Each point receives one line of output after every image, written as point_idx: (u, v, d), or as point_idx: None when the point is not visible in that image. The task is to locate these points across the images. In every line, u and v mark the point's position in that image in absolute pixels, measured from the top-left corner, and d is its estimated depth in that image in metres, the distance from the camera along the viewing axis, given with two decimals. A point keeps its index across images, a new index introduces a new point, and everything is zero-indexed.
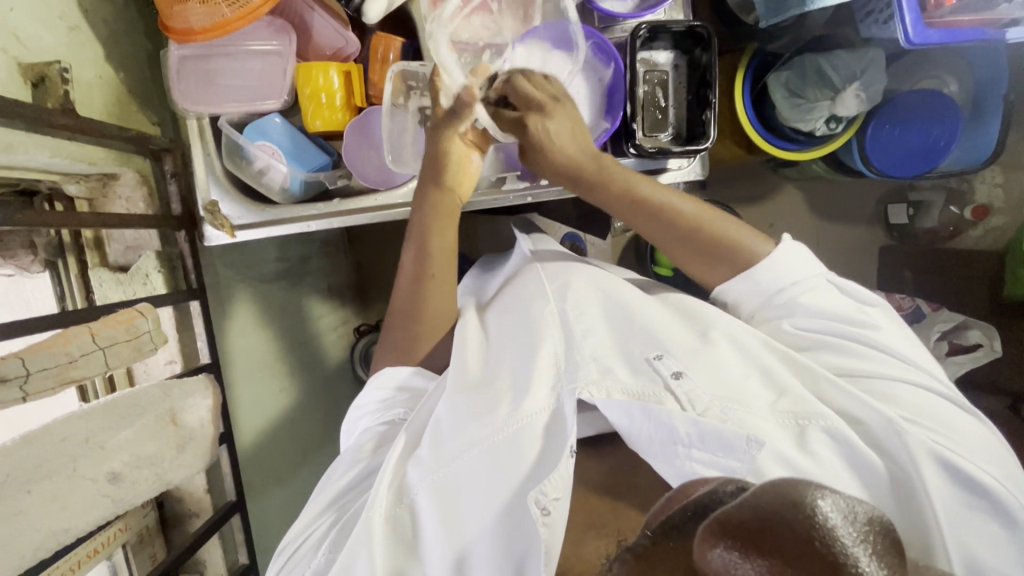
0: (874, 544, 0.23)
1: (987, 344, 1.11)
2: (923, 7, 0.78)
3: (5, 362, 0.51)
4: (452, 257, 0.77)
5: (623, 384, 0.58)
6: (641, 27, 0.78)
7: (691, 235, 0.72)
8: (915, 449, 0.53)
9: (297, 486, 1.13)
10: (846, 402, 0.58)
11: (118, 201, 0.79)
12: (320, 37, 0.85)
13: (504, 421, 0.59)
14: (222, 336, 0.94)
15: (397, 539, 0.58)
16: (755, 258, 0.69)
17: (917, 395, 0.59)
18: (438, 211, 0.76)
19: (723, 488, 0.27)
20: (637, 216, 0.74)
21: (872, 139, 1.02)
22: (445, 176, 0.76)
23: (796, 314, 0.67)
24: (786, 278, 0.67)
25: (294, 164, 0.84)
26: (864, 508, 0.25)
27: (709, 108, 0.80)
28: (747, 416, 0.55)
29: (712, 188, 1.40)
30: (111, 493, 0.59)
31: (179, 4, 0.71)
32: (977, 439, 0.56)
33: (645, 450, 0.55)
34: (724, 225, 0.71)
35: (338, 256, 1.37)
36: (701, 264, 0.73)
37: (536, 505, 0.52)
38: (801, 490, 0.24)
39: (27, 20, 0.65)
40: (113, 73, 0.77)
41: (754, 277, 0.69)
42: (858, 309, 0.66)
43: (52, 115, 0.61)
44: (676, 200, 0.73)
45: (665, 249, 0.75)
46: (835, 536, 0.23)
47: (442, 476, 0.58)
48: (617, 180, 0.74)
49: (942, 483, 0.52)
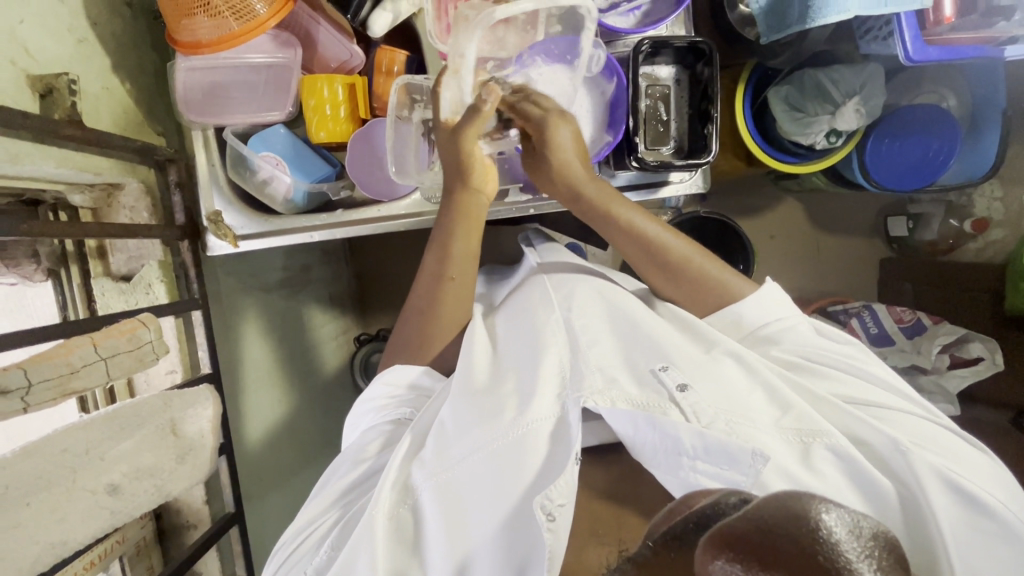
0: (878, 559, 0.23)
1: (989, 358, 1.09)
2: (923, 24, 0.79)
3: (7, 373, 0.51)
4: (476, 261, 0.77)
5: (627, 394, 0.58)
6: (644, 42, 0.78)
7: (679, 271, 0.73)
8: (921, 470, 0.52)
9: (295, 497, 1.12)
10: (851, 424, 0.58)
11: (122, 211, 0.79)
12: (326, 49, 0.86)
13: (508, 428, 0.59)
14: (223, 345, 0.94)
15: (399, 537, 0.58)
16: (733, 300, 0.71)
17: (914, 421, 0.59)
18: (464, 213, 0.76)
19: (726, 500, 0.27)
20: (631, 244, 0.74)
21: (872, 154, 1.03)
22: (470, 178, 0.75)
23: (783, 341, 0.68)
24: (768, 315, 0.69)
25: (298, 175, 0.85)
26: (868, 524, 0.24)
27: (710, 122, 0.80)
28: (752, 431, 0.55)
29: (713, 200, 1.41)
30: (110, 505, 0.58)
31: (188, 17, 0.72)
32: (978, 463, 0.56)
33: (648, 459, 0.56)
34: (708, 264, 0.73)
35: (340, 266, 1.37)
36: (681, 295, 0.74)
37: (541, 509, 0.51)
38: (805, 503, 0.24)
39: (36, 31, 0.66)
40: (120, 85, 0.78)
41: (738, 313, 0.70)
42: (842, 347, 0.67)
43: (57, 126, 0.62)
44: (668, 235, 0.74)
45: (648, 276, 0.76)
46: (840, 551, 0.22)
47: (445, 482, 0.58)
48: (615, 208, 0.74)
49: (949, 504, 0.51)
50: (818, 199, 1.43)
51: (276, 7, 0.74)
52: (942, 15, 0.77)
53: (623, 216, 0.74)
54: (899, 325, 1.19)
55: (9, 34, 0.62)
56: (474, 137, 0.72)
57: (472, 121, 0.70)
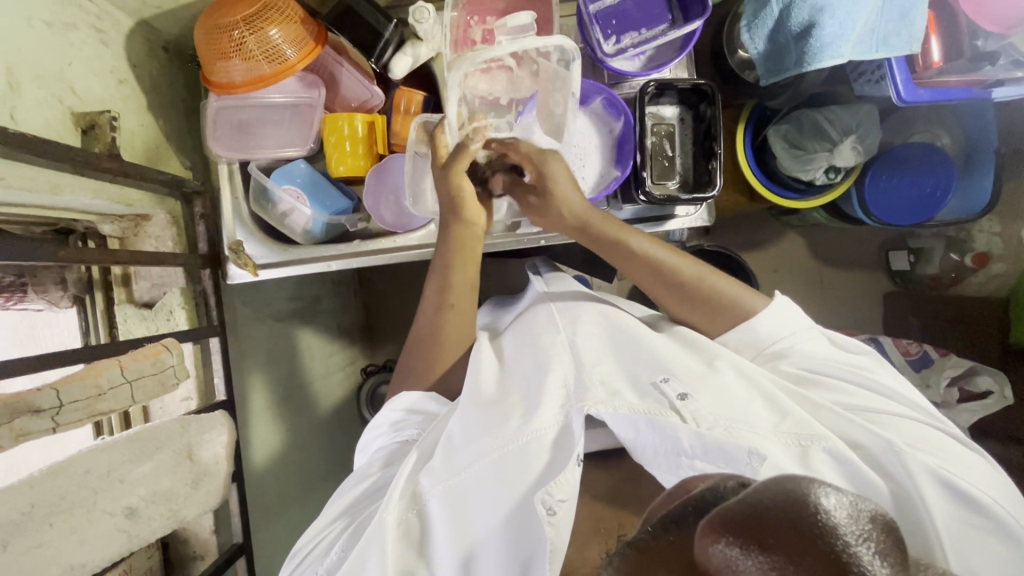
0: (879, 543, 0.24)
1: (998, 391, 1.09)
2: (912, 69, 0.83)
3: (40, 392, 0.52)
4: (474, 290, 0.78)
5: (629, 402, 0.59)
6: (650, 83, 0.83)
7: (692, 293, 0.75)
8: (917, 471, 0.53)
9: (299, 530, 1.11)
10: (846, 427, 0.58)
11: (148, 239, 0.83)
12: (347, 89, 0.90)
13: (513, 435, 0.60)
14: (237, 372, 0.96)
15: (406, 540, 0.58)
16: (752, 312, 0.72)
17: (914, 426, 0.59)
18: (458, 245, 0.78)
19: (725, 484, 0.29)
20: (639, 269, 0.77)
21: (870, 189, 1.06)
22: (464, 211, 0.78)
23: (793, 354, 0.69)
24: (780, 329, 0.70)
25: (317, 207, 0.88)
26: (867, 507, 0.25)
27: (715, 158, 0.84)
28: (749, 434, 0.55)
29: (717, 234, 1.44)
30: (128, 528, 0.58)
31: (222, 60, 0.77)
32: (976, 466, 0.56)
33: (648, 461, 0.57)
34: (720, 280, 0.75)
35: (349, 297, 1.40)
36: (697, 313, 0.75)
37: (542, 504, 0.52)
38: (804, 487, 0.25)
39: (82, 73, 0.71)
40: (154, 122, 0.82)
41: (753, 326, 0.71)
42: (851, 357, 0.68)
43: (98, 160, 0.66)
44: (678, 257, 0.77)
45: (660, 298, 0.78)
46: (839, 535, 0.23)
47: (454, 486, 0.59)
48: (623, 236, 0.77)
49: (943, 503, 0.52)
50: (818, 233, 1.45)
51: (305, 52, 0.80)
52: (931, 60, 0.81)
53: (627, 240, 0.77)
54: (906, 357, 1.18)
55: (58, 75, 0.67)
56: (463, 170, 0.76)
57: (459, 157, 0.75)
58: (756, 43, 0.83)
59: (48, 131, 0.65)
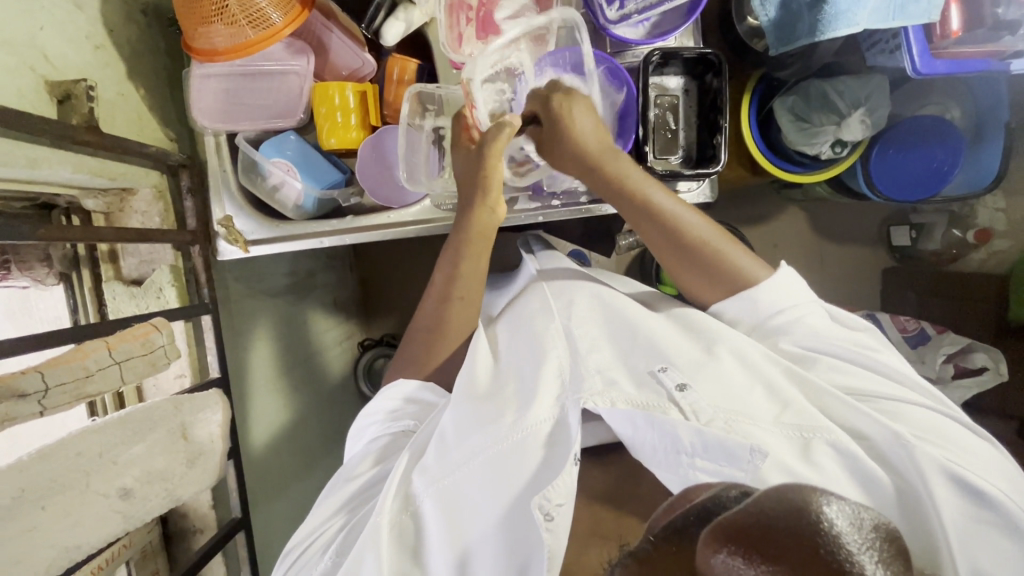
0: (881, 553, 0.25)
1: (993, 368, 1.08)
2: (929, 38, 0.79)
3: (24, 376, 0.51)
4: (482, 283, 0.77)
5: (626, 394, 0.58)
6: (654, 53, 0.80)
7: (697, 251, 0.73)
8: (924, 463, 0.52)
9: (298, 504, 1.12)
10: (847, 415, 0.58)
11: (134, 215, 0.79)
12: (337, 57, 0.86)
13: (507, 431, 0.59)
14: (235, 348, 0.95)
15: (402, 544, 0.58)
16: (751, 283, 0.71)
17: (924, 414, 0.59)
18: (474, 233, 0.75)
19: (727, 494, 0.30)
20: (644, 220, 0.74)
21: (876, 163, 1.03)
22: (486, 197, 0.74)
23: (793, 333, 0.68)
24: (783, 302, 0.69)
25: (309, 181, 0.85)
26: (870, 516, 0.27)
27: (721, 133, 0.81)
28: (750, 427, 0.54)
29: (717, 209, 1.42)
30: (122, 509, 0.59)
31: (203, 25, 0.72)
32: (981, 453, 0.56)
33: (649, 459, 0.55)
34: (728, 246, 0.73)
35: (345, 272, 1.38)
36: (698, 276, 0.74)
37: (538, 510, 0.51)
38: (808, 499, 0.26)
39: (55, 38, 0.67)
40: (135, 91, 0.79)
41: (752, 298, 0.70)
42: (851, 334, 0.68)
43: (75, 132, 0.62)
44: (689, 213, 0.73)
45: (661, 254, 0.76)
46: (840, 544, 0.24)
47: (447, 485, 0.58)
48: (636, 184, 0.73)
49: (952, 497, 0.51)
50: (821, 208, 1.43)
51: (291, 16, 0.75)
52: (949, 30, 0.77)
53: (640, 187, 0.73)
54: (903, 334, 1.18)
55: (29, 40, 0.63)
56: (497, 155, 0.73)
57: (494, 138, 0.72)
58: (767, 9, 0.79)
59: (21, 101, 0.62)
